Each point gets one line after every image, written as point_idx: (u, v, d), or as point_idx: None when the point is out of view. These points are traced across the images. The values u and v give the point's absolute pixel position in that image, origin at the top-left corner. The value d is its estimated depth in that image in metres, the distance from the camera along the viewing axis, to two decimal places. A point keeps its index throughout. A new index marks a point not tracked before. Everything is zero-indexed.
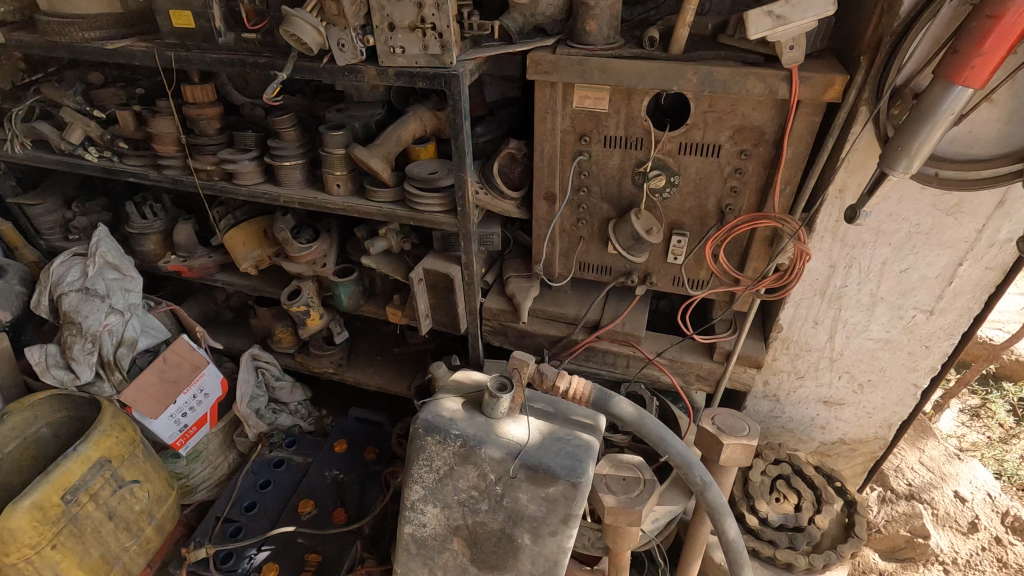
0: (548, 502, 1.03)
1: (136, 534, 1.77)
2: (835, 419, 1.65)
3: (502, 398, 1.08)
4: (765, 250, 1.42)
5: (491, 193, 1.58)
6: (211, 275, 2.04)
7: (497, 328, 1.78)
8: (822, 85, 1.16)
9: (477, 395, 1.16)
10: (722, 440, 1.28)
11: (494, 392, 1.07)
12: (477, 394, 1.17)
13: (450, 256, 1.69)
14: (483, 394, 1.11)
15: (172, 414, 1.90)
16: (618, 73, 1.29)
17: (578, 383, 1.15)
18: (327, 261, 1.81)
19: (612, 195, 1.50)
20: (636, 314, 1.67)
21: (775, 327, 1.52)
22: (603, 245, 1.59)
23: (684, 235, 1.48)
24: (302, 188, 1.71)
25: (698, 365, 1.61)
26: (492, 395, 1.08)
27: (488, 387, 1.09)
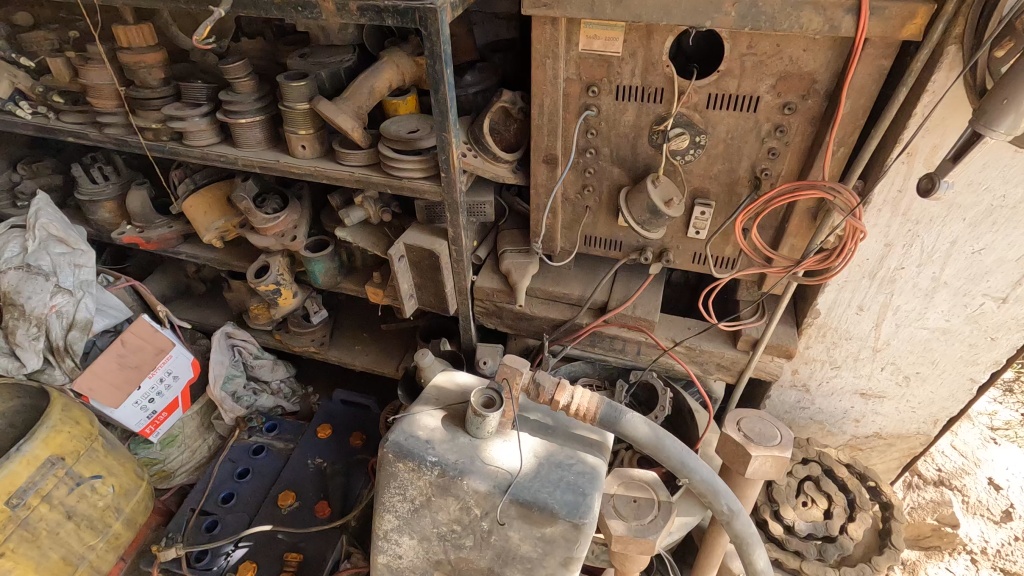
0: (544, 544, 0.85)
1: (103, 531, 1.63)
2: (872, 412, 1.47)
3: (490, 419, 0.89)
4: (805, 225, 1.20)
5: (482, 155, 1.34)
6: (173, 246, 1.83)
7: (491, 309, 1.58)
8: (900, 17, 0.90)
9: (461, 407, 0.97)
10: (751, 451, 1.10)
11: (480, 413, 0.88)
12: (462, 403, 0.98)
13: (436, 229, 1.47)
14: (467, 412, 0.91)
15: (137, 401, 1.73)
16: (635, 6, 1.03)
17: (583, 400, 0.92)
18: (297, 234, 1.59)
19: (624, 157, 1.26)
20: (648, 294, 1.46)
21: (811, 312, 1.31)
22: (612, 217, 1.37)
23: (709, 206, 1.25)
24: (263, 149, 1.47)
25: (719, 354, 1.41)
26: (478, 415, 0.89)
27: (472, 405, 0.89)
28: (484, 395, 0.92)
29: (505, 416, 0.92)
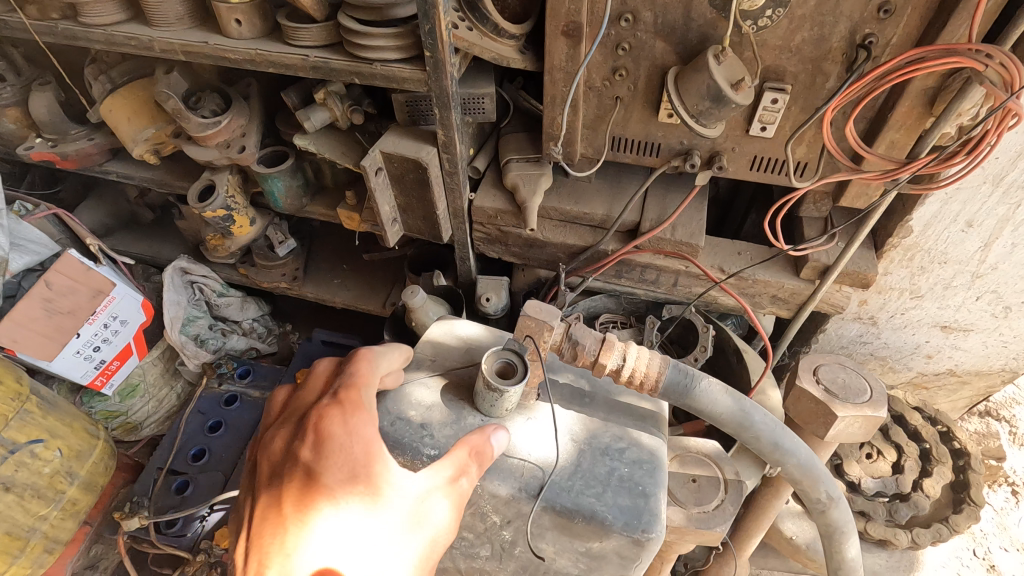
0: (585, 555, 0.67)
1: (55, 499, 1.42)
2: (951, 347, 1.24)
3: (508, 395, 0.66)
4: (917, 113, 0.89)
5: (478, 27, 0.99)
6: (99, 165, 1.49)
7: (493, 235, 1.29)
8: None
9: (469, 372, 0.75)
10: (836, 410, 0.86)
11: (495, 387, 0.64)
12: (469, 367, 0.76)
13: (421, 132, 1.15)
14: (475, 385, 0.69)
15: (79, 351, 1.47)
16: None
17: (644, 364, 0.65)
18: (246, 144, 1.26)
19: (674, 25, 0.93)
20: (691, 212, 1.18)
21: (901, 231, 1.04)
22: (650, 111, 1.05)
23: (783, 91, 0.94)
24: (185, 28, 1.10)
25: (776, 285, 1.15)
26: (491, 390, 0.66)
27: (481, 377, 0.66)
28: (497, 360, 0.69)
29: (528, 388, 0.69)
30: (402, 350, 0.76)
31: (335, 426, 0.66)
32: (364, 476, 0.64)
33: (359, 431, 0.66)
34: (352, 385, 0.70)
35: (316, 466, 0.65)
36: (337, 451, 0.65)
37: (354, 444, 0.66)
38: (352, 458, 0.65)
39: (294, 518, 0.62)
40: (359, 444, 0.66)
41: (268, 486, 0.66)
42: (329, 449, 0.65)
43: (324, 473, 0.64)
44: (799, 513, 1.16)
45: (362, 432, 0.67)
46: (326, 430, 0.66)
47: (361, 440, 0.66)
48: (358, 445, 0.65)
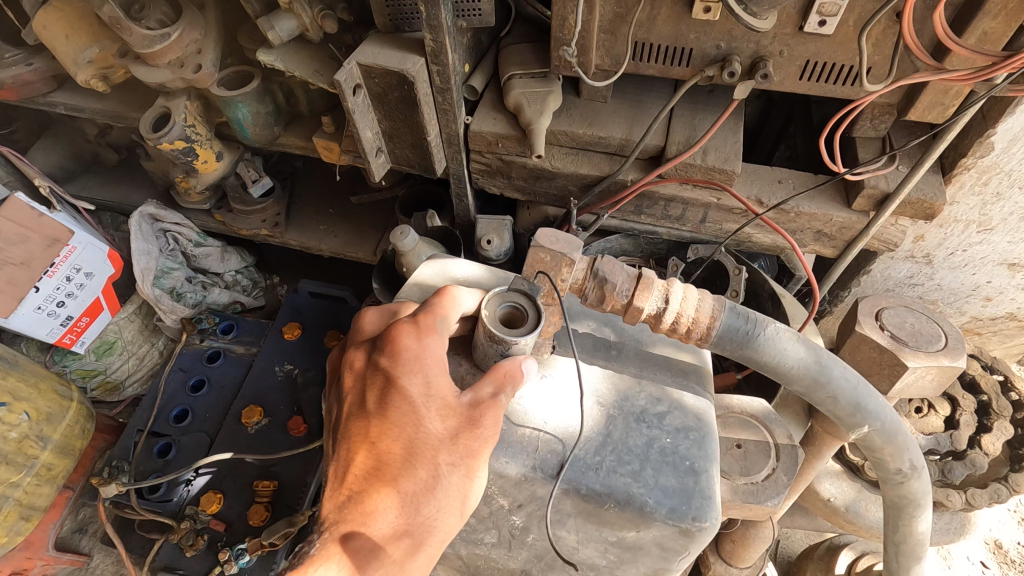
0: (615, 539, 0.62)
1: (26, 465, 1.31)
2: (1014, 286, 1.10)
3: (515, 345, 0.57)
4: None
5: None
6: (43, 96, 1.31)
7: (495, 168, 1.12)
8: None
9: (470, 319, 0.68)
10: (907, 359, 0.72)
11: (503, 340, 0.55)
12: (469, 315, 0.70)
13: (406, 41, 0.97)
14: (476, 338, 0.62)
15: (40, 307, 1.33)
16: None
17: (695, 313, 0.56)
18: (203, 61, 1.08)
19: None
20: (726, 135, 1.01)
21: (980, 148, 0.87)
22: (680, 5, 0.87)
23: None
24: None
25: (823, 219, 0.99)
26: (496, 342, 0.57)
27: (484, 327, 0.56)
28: (503, 302, 0.58)
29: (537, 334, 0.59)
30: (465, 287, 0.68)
31: (408, 340, 0.62)
32: (436, 391, 0.61)
33: (432, 345, 0.62)
34: (431, 297, 0.64)
35: (388, 379, 0.62)
36: (408, 364, 0.61)
37: (430, 357, 0.61)
38: (423, 374, 0.61)
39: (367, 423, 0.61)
40: (434, 358, 0.61)
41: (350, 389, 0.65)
42: (398, 360, 0.61)
43: (396, 383, 0.61)
44: (840, 473, 0.99)
45: (436, 348, 0.62)
46: (401, 344, 0.62)
47: (433, 356, 0.61)
48: (430, 360, 0.61)
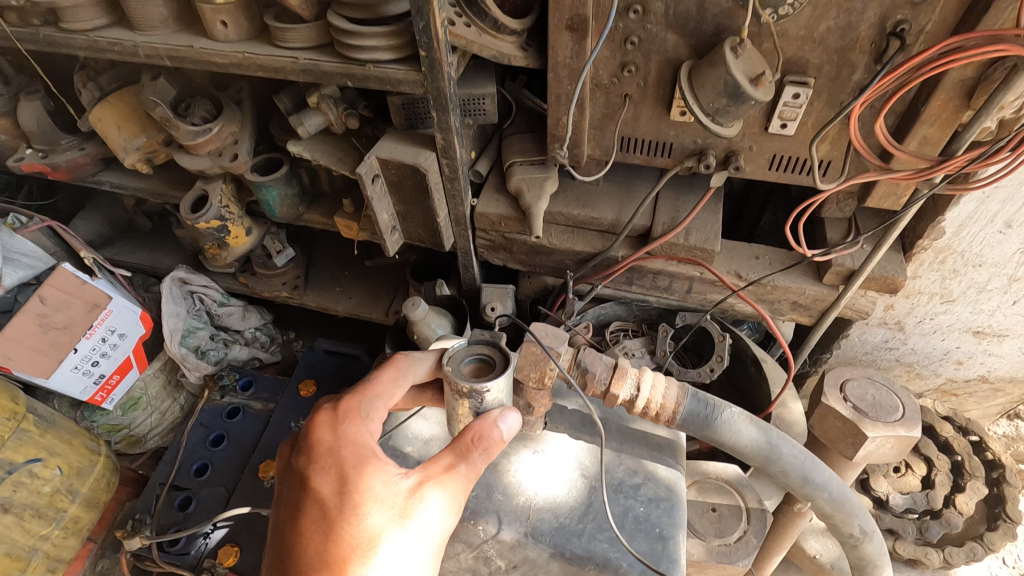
0: None
1: (54, 518, 1.38)
2: (983, 353, 1.17)
3: (487, 395, 0.64)
4: (953, 106, 0.82)
5: (477, 23, 0.92)
6: (92, 175, 1.45)
7: (498, 243, 1.24)
8: None
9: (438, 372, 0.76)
10: (867, 430, 0.80)
11: (468, 387, 0.63)
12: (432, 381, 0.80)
13: (419, 136, 1.09)
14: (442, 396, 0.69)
15: (77, 366, 1.44)
16: None
17: (661, 397, 0.66)
18: (240, 151, 1.22)
19: (687, 15, 0.86)
20: (706, 216, 1.11)
21: (934, 233, 0.97)
22: (660, 109, 0.99)
23: (807, 86, 0.87)
24: (172, 31, 1.05)
25: (797, 291, 1.09)
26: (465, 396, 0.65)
27: (448, 381, 0.65)
28: (467, 357, 0.68)
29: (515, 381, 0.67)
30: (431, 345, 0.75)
31: (329, 433, 0.68)
32: (366, 479, 0.67)
33: (348, 434, 0.68)
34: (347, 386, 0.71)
35: (314, 476, 0.67)
36: (332, 457, 0.67)
37: (350, 444, 0.68)
38: (348, 464, 0.67)
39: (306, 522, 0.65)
40: (354, 445, 0.68)
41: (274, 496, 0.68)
42: (320, 456, 0.67)
43: (327, 478, 0.67)
44: (824, 531, 1.05)
45: (358, 435, 0.69)
46: (323, 439, 0.68)
47: (351, 442, 0.68)
48: (350, 448, 0.68)
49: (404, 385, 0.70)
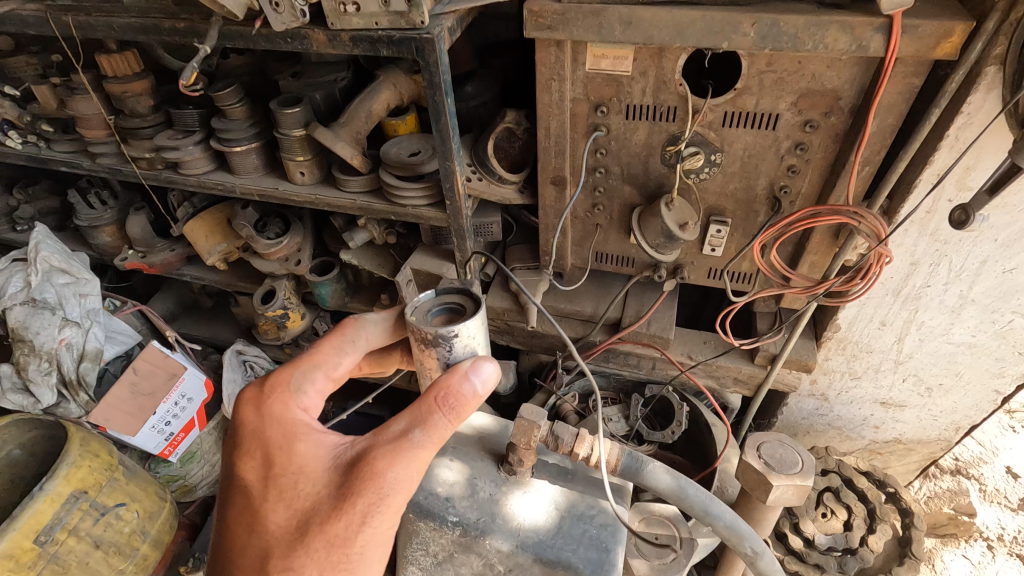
0: None
1: (131, 554, 1.65)
2: (892, 419, 1.45)
3: (453, 340, 0.78)
4: (826, 243, 1.14)
5: (486, 177, 1.29)
6: (176, 269, 1.81)
7: (503, 328, 1.55)
8: (934, 36, 0.82)
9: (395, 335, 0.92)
10: (772, 479, 1.08)
11: (434, 332, 0.77)
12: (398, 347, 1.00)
13: (443, 250, 1.44)
14: (414, 349, 0.83)
15: (154, 426, 1.73)
16: (647, 27, 0.94)
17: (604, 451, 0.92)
18: (302, 257, 1.56)
19: (636, 176, 1.20)
20: (664, 310, 1.43)
21: (832, 327, 1.28)
22: (623, 234, 1.32)
23: (725, 224, 1.20)
24: (261, 175, 1.42)
25: (736, 370, 1.39)
26: (433, 344, 0.79)
27: (416, 331, 0.80)
28: (436, 309, 0.84)
29: (481, 326, 0.81)
30: (383, 314, 0.91)
31: (250, 415, 0.81)
32: (303, 450, 0.77)
33: (278, 410, 0.81)
34: (284, 368, 0.85)
35: (253, 455, 0.78)
36: (265, 435, 0.79)
37: (281, 420, 0.80)
38: (282, 437, 0.78)
39: (252, 498, 0.76)
40: (288, 420, 0.80)
41: (228, 476, 0.81)
42: (253, 435, 0.79)
43: (262, 454, 0.78)
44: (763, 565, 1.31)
45: (276, 410, 0.81)
46: (246, 421, 0.81)
47: (276, 418, 0.80)
48: (282, 424, 0.79)
49: (350, 350, 0.88)
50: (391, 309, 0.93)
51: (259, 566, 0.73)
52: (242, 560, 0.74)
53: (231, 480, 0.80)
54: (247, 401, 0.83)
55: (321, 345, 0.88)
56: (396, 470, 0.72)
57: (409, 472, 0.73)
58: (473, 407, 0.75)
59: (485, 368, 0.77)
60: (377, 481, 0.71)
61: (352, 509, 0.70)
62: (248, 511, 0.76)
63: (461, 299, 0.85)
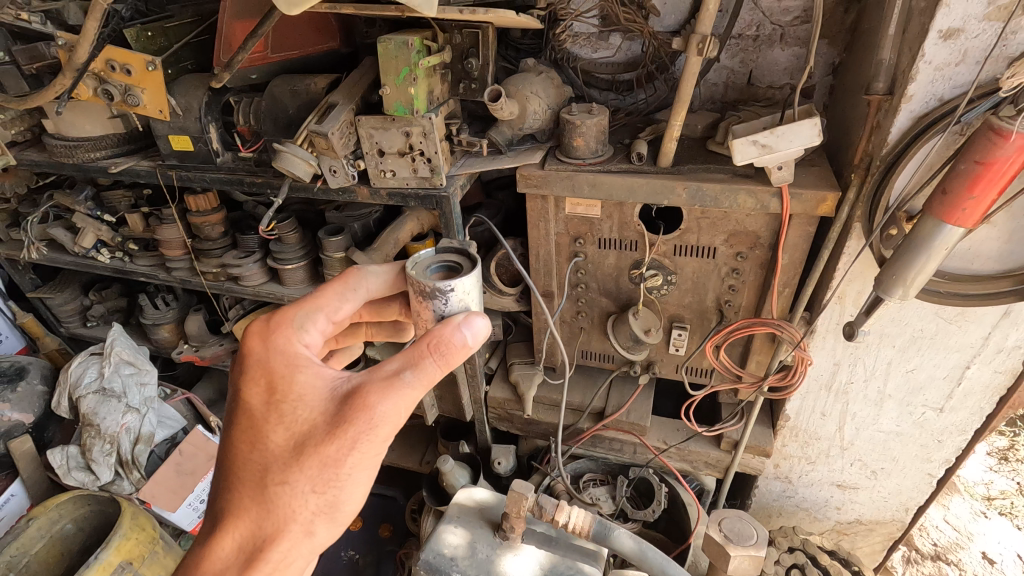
0: None
1: None
2: (851, 500, 1.63)
3: (449, 294, 0.81)
4: (766, 346, 1.39)
5: (489, 291, 1.58)
6: (222, 361, 2.08)
7: (504, 415, 1.79)
8: (814, 200, 1.12)
9: (396, 287, 0.93)
10: (730, 550, 1.27)
11: (431, 285, 0.80)
12: (396, 298, 1.00)
13: None
14: (412, 301, 0.85)
15: (191, 504, 1.94)
16: (607, 188, 1.25)
17: (579, 519, 1.14)
18: None
19: (610, 290, 1.48)
20: (641, 401, 1.66)
21: (782, 417, 1.50)
22: (603, 336, 1.58)
23: (685, 329, 1.45)
24: (306, 286, 1.73)
25: (705, 454, 1.61)
26: (430, 297, 0.81)
27: (416, 284, 0.82)
28: (435, 266, 0.86)
29: (476, 283, 0.84)
30: (385, 267, 0.92)
31: (255, 346, 0.80)
32: (303, 381, 0.76)
33: (283, 343, 0.80)
34: (290, 307, 0.85)
35: (255, 382, 0.77)
36: (268, 364, 0.78)
37: (285, 352, 0.79)
38: (285, 367, 0.77)
39: (252, 421, 0.75)
40: (291, 352, 0.79)
41: (230, 399, 0.80)
42: (258, 365, 0.78)
43: (264, 382, 0.77)
44: None
45: (281, 343, 0.80)
46: (251, 350, 0.80)
47: (280, 350, 0.80)
48: (285, 355, 0.79)
49: (351, 297, 0.89)
50: (393, 262, 0.94)
51: (256, 483, 0.72)
52: (238, 479, 0.73)
53: (232, 405, 0.79)
54: (253, 332, 0.83)
55: (324, 290, 0.89)
56: (388, 404, 0.71)
57: (401, 409, 0.73)
58: (463, 356, 0.76)
59: (476, 323, 0.78)
60: (369, 413, 0.71)
61: (346, 436, 0.70)
62: (248, 430, 0.75)
63: (460, 257, 0.87)
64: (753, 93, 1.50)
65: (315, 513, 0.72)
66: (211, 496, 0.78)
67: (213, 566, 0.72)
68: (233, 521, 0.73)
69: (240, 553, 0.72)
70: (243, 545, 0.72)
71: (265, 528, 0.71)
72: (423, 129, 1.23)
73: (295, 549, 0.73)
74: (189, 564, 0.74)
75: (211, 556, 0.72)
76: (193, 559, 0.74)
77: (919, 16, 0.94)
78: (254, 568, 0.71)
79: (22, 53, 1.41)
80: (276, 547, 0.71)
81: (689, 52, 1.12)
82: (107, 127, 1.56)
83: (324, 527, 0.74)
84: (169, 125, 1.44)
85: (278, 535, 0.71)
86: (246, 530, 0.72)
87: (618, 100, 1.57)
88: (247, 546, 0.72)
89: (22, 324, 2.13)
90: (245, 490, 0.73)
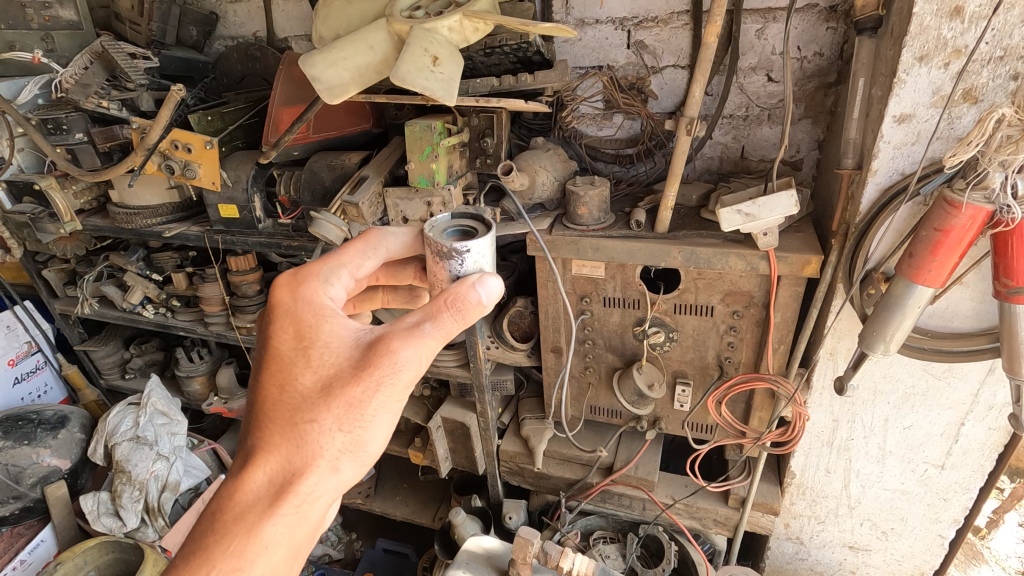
0: None
1: None
2: (864, 563, 1.61)
3: (464, 256, 0.87)
4: (767, 402, 1.46)
5: (502, 347, 1.69)
6: None
7: (515, 469, 1.84)
8: (798, 262, 1.21)
9: (414, 250, 0.99)
10: None
11: (449, 246, 0.86)
12: (411, 262, 1.05)
13: (467, 401, 1.79)
14: (430, 263, 0.92)
15: None
16: (609, 251, 1.36)
17: (586, 564, 1.18)
18: None
19: (616, 346, 1.56)
20: (648, 457, 1.69)
21: (788, 473, 1.53)
22: (610, 391, 1.64)
23: (688, 384, 1.51)
24: None
25: (714, 511, 1.63)
26: (447, 258, 0.87)
27: (435, 244, 0.88)
28: (451, 230, 0.92)
29: (490, 248, 0.90)
30: (405, 229, 0.99)
31: (284, 296, 0.85)
32: (329, 329, 0.81)
33: (310, 293, 0.85)
34: (315, 263, 0.90)
35: (283, 330, 0.82)
36: (296, 313, 0.82)
37: (312, 302, 0.84)
38: (313, 316, 0.82)
39: (281, 365, 0.79)
40: (317, 302, 0.84)
41: (259, 347, 0.84)
42: (286, 313, 0.83)
43: (293, 329, 0.81)
44: None
45: (307, 296, 0.85)
46: (278, 300, 0.85)
47: (305, 301, 0.84)
48: (313, 305, 0.83)
49: (372, 255, 0.95)
50: (412, 228, 1.01)
51: (287, 421, 0.75)
52: (268, 418, 0.76)
53: (262, 352, 0.82)
54: (280, 285, 0.87)
55: (347, 250, 0.94)
56: (410, 351, 0.76)
57: (421, 358, 0.77)
58: (477, 314, 0.81)
59: (488, 283, 0.84)
60: (392, 357, 0.75)
61: (370, 377, 0.75)
62: (277, 373, 0.78)
63: (474, 223, 0.94)
64: (746, 165, 1.63)
65: (341, 451, 0.75)
66: (240, 437, 0.79)
67: (242, 501, 0.72)
68: (264, 456, 0.74)
69: (269, 486, 0.73)
70: (273, 479, 0.73)
71: (296, 460, 0.73)
72: (442, 199, 1.38)
73: (322, 485, 0.74)
74: (217, 501, 0.74)
75: (242, 490, 0.73)
76: (220, 496, 0.74)
77: (878, 102, 1.07)
78: (283, 501, 0.72)
79: (99, 134, 1.60)
80: (305, 482, 0.73)
81: (679, 132, 1.25)
82: (163, 196, 1.75)
83: (350, 464, 0.76)
84: (220, 195, 1.62)
85: (308, 469, 0.73)
86: (277, 465, 0.74)
87: (622, 172, 1.71)
88: (278, 480, 0.73)
89: (67, 375, 2.27)
90: (274, 427, 0.75)
